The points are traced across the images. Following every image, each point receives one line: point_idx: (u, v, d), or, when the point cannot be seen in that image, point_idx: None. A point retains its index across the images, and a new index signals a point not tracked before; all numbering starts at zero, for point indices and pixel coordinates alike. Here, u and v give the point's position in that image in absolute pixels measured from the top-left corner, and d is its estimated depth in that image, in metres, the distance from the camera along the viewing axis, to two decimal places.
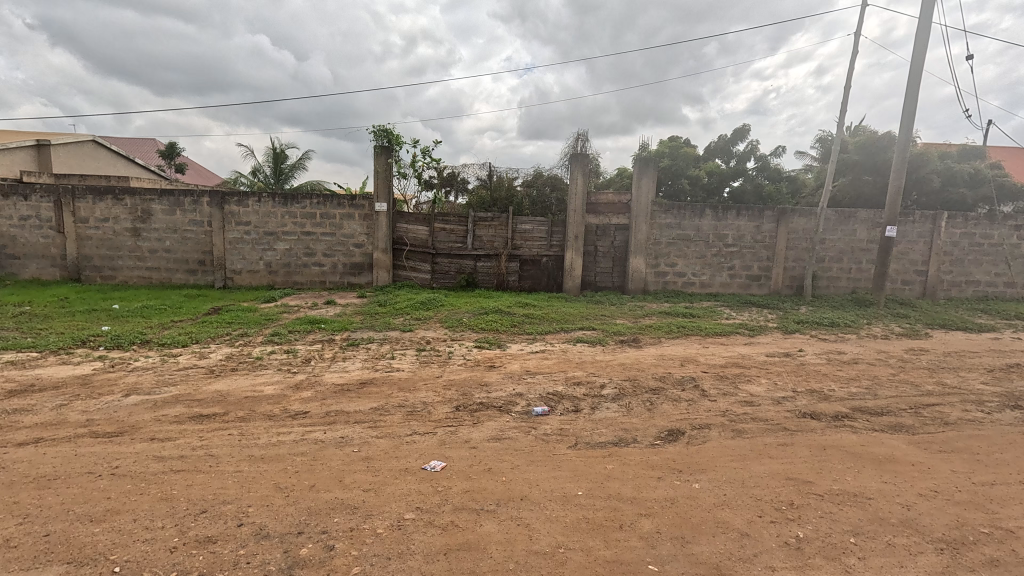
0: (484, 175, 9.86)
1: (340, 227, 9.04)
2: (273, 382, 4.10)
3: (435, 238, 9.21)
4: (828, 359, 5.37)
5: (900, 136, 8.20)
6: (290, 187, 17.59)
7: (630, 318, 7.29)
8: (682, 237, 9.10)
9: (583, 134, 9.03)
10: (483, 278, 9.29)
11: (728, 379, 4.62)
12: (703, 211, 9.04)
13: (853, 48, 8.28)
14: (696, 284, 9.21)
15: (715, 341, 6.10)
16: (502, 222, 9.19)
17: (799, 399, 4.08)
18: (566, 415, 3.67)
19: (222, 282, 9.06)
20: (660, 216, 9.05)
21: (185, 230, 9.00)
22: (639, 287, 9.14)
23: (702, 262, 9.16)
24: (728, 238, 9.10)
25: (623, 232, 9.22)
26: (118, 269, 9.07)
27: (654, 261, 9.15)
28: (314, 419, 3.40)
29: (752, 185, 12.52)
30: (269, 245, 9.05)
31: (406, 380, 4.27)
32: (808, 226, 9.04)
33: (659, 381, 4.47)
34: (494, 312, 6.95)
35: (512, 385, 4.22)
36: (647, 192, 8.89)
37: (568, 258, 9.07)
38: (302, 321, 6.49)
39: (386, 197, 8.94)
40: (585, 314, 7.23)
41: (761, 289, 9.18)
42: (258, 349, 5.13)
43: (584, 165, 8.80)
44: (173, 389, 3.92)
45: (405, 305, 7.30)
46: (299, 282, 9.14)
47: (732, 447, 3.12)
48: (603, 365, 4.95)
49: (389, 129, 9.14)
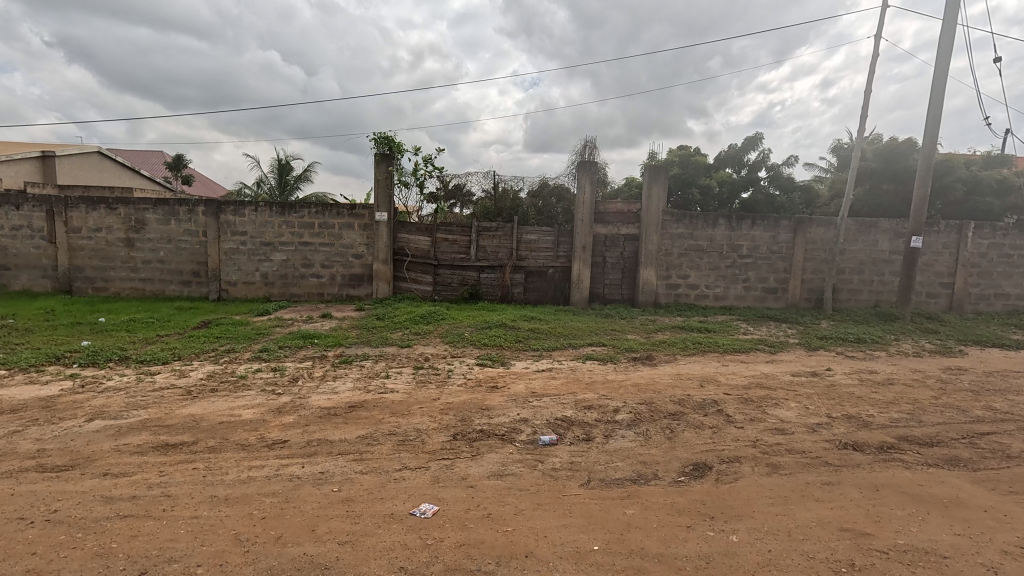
0: (488, 188, 9.35)
1: (339, 237, 8.73)
2: (253, 406, 3.73)
3: (438, 249, 8.88)
4: (860, 380, 4.95)
5: (925, 142, 7.80)
6: (294, 198, 17.39)
7: (642, 333, 6.88)
8: (694, 248, 8.72)
9: (591, 141, 8.69)
10: (487, 290, 8.93)
11: (754, 402, 4.20)
12: (717, 221, 8.66)
13: (874, 51, 7.94)
14: (709, 296, 8.80)
15: (735, 359, 5.68)
16: (507, 232, 8.86)
17: (836, 426, 3.67)
18: (576, 445, 3.27)
19: (217, 294, 8.76)
20: (672, 226, 8.68)
21: (179, 240, 8.71)
22: (650, 300, 8.74)
23: (715, 274, 8.75)
24: (743, 249, 8.70)
25: (633, 242, 8.85)
26: (110, 281, 8.79)
27: (665, 273, 8.76)
28: (292, 449, 3.02)
29: (765, 195, 12.13)
30: (266, 256, 8.75)
31: (399, 403, 3.88)
32: (828, 236, 8.63)
33: (678, 405, 4.06)
34: (498, 327, 6.57)
35: (517, 409, 3.82)
36: (658, 201, 8.54)
37: (576, 269, 8.71)
38: (294, 336, 6.13)
39: (386, 206, 8.63)
40: (594, 329, 6.83)
41: (778, 302, 8.75)
42: (242, 367, 4.77)
43: (592, 173, 8.47)
44: (141, 413, 3.55)
45: (404, 319, 6.94)
46: (296, 294, 8.82)
47: (770, 486, 2.71)
48: (615, 386, 4.55)
49: (390, 137, 8.88)
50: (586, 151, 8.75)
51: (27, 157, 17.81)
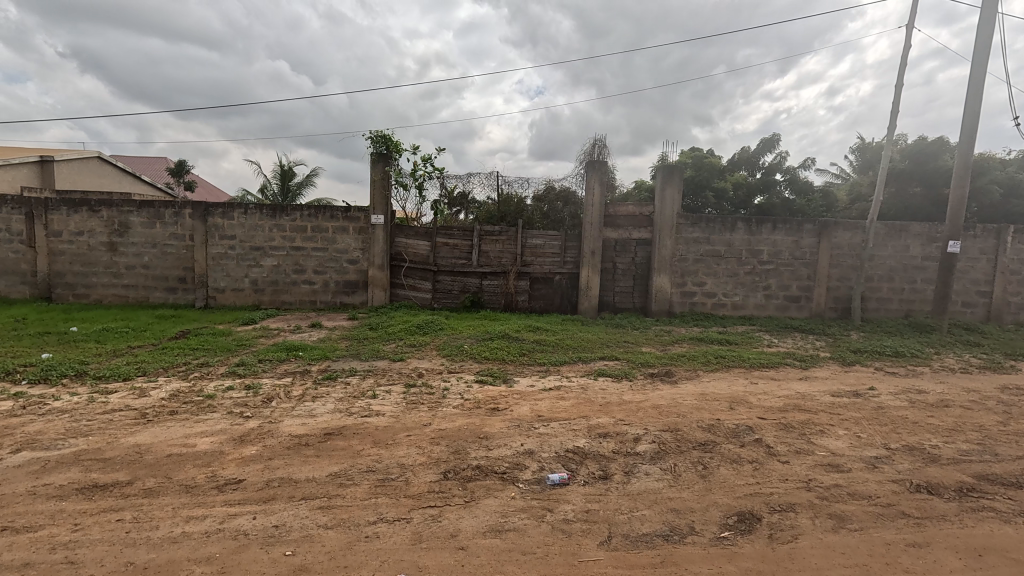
0: (490, 198, 8.85)
1: (333, 241, 8.24)
2: (212, 433, 3.19)
3: (437, 254, 8.38)
4: (910, 401, 4.35)
5: (962, 138, 7.22)
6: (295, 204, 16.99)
7: (657, 345, 6.31)
8: (711, 253, 8.16)
9: (600, 139, 8.16)
10: (490, 298, 8.40)
11: (795, 429, 3.63)
12: (735, 225, 8.10)
13: (904, 42, 7.40)
14: (727, 305, 8.22)
15: (763, 375, 5.10)
16: (511, 236, 8.36)
17: (900, 462, 3.09)
18: (592, 486, 2.72)
19: (203, 301, 8.27)
20: (687, 230, 8.13)
21: (164, 244, 8.24)
22: (664, 309, 8.17)
23: (734, 282, 8.18)
24: (764, 254, 8.13)
25: (645, 247, 8.31)
26: (91, 287, 8.32)
27: (680, 280, 8.20)
28: (246, 493, 2.47)
29: (783, 198, 11.56)
30: (256, 261, 8.26)
31: (383, 430, 3.34)
32: (854, 241, 8.05)
33: (707, 433, 3.50)
34: (500, 339, 6.01)
35: (521, 438, 3.27)
36: (672, 203, 8.03)
37: (584, 276, 8.17)
38: (278, 348, 5.61)
39: (383, 208, 8.13)
40: (604, 341, 6.27)
41: (801, 311, 8.17)
42: (212, 385, 4.24)
43: (602, 173, 7.96)
44: (79, 442, 3.02)
45: (399, 329, 6.40)
46: (286, 302, 8.32)
47: (841, 549, 2.14)
48: (632, 408, 3.98)
49: (388, 136, 8.07)
50: (595, 150, 8.21)
51: (28, 163, 17.50)
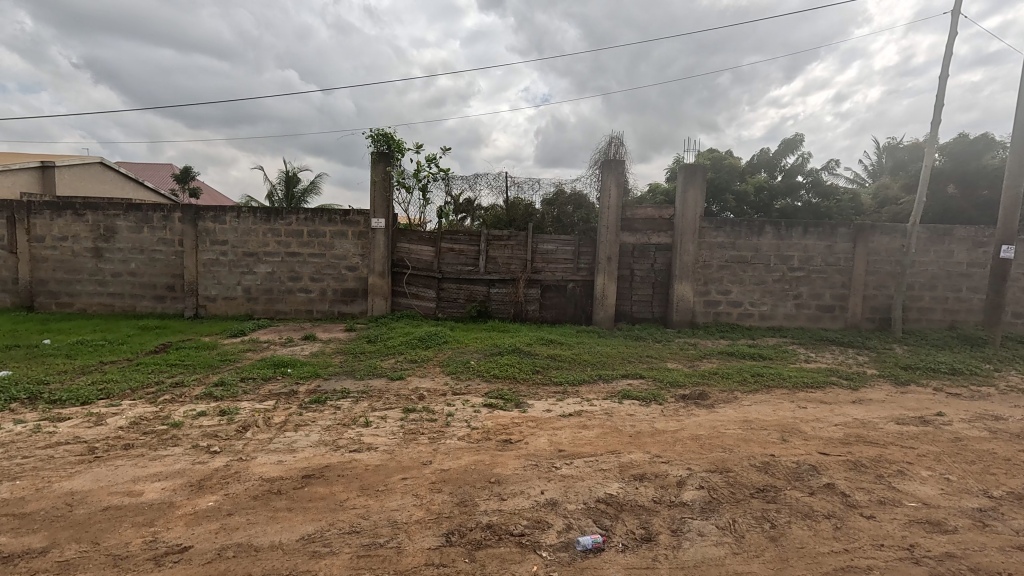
0: (496, 204, 8.18)
1: (331, 246, 7.71)
2: (166, 477, 2.63)
3: (442, 260, 7.83)
4: (992, 431, 3.71)
5: (1016, 132, 6.59)
6: (298, 209, 16.56)
7: (683, 361, 5.71)
8: (737, 260, 7.56)
9: (616, 137, 7.59)
10: (498, 307, 7.85)
11: (869, 470, 3.01)
12: (763, 228, 7.50)
13: (950, 29, 6.79)
14: (754, 315, 7.61)
15: (810, 397, 4.47)
16: (520, 241, 7.82)
17: (1013, 517, 2.48)
18: (635, 554, 2.13)
19: (193, 310, 7.76)
20: (710, 234, 7.54)
21: (152, 250, 7.75)
22: (686, 319, 7.57)
23: (761, 290, 7.58)
24: (794, 260, 7.52)
25: (665, 253, 7.72)
26: (76, 295, 7.84)
27: (703, 288, 7.61)
28: (188, 570, 1.90)
29: (808, 202, 10.93)
30: (249, 268, 7.76)
31: (375, 472, 2.77)
32: (893, 246, 7.44)
33: (765, 474, 2.90)
34: (511, 354, 5.44)
35: (540, 483, 2.68)
36: (694, 205, 7.45)
37: (599, 284, 7.60)
38: (265, 364, 5.06)
39: (385, 211, 7.61)
40: (625, 356, 5.67)
41: (835, 322, 7.55)
42: (181, 410, 3.68)
43: (618, 172, 7.39)
44: (1, 489, 2.47)
45: (400, 342, 5.85)
46: (281, 311, 7.80)
47: None
48: (669, 440, 3.39)
49: (390, 134, 7.53)
50: (611, 148, 7.62)
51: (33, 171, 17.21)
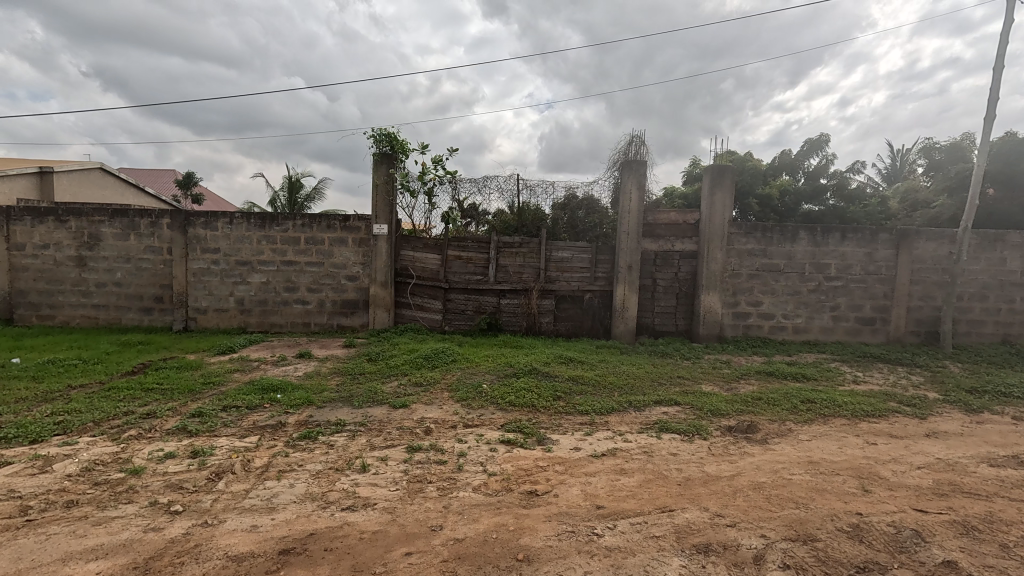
0: (504, 208, 7.57)
1: (330, 255, 7.18)
2: (106, 556, 2.07)
3: (449, 269, 7.28)
4: None
5: None
6: (300, 215, 16.07)
7: (719, 383, 5.12)
8: (769, 268, 6.97)
9: (637, 135, 7.04)
10: (509, 319, 7.29)
11: (987, 536, 2.41)
12: (797, 234, 6.91)
13: (1007, 15, 6.19)
14: (787, 328, 7.02)
15: (875, 429, 3.86)
16: (533, 249, 7.27)
17: None
18: None
19: (182, 323, 7.23)
20: (739, 240, 6.96)
21: (139, 259, 7.24)
22: (714, 332, 6.98)
23: (795, 301, 6.99)
24: (831, 268, 6.92)
25: (690, 261, 7.14)
26: (58, 307, 7.33)
27: (731, 298, 7.02)
28: None
29: (834, 208, 10.29)
30: (242, 277, 7.24)
31: (372, 544, 2.20)
32: (939, 253, 6.83)
33: (861, 545, 2.31)
34: (527, 375, 4.86)
35: (582, 563, 2.10)
36: (722, 209, 6.88)
37: (619, 295, 7.03)
38: (252, 388, 4.50)
39: (388, 217, 7.07)
40: (654, 378, 5.08)
41: (876, 337, 6.94)
42: (145, 451, 3.12)
43: (639, 173, 6.85)
44: None
45: (403, 361, 5.28)
46: (276, 324, 7.26)
47: None
48: (728, 492, 2.80)
49: (393, 134, 7.03)
50: (632, 147, 7.05)
51: (33, 178, 16.89)
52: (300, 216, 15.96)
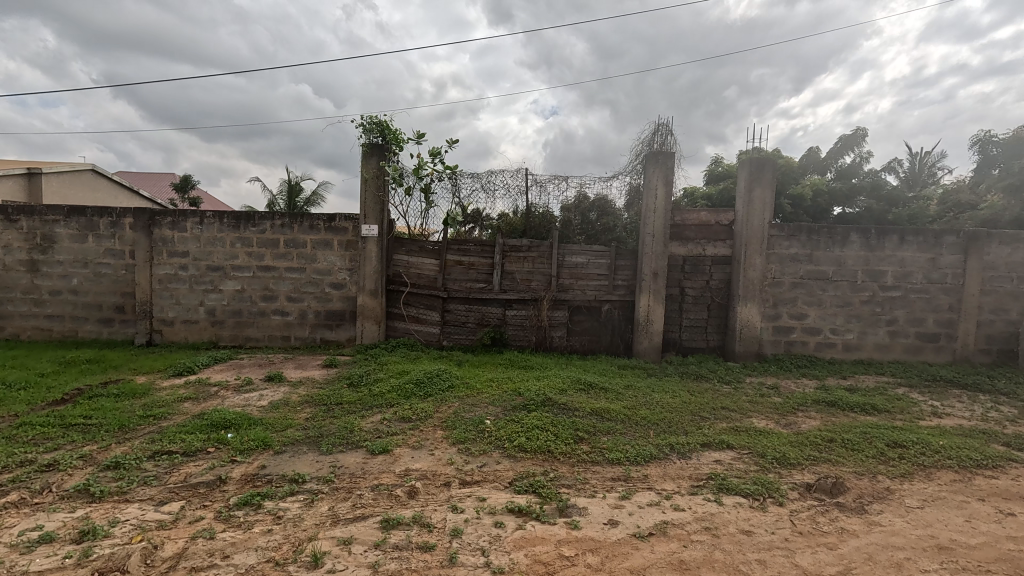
0: (510, 208, 6.69)
1: (313, 259, 6.33)
2: None
3: (448, 275, 6.42)
4: None
5: None
6: (297, 214, 15.27)
7: (774, 416, 4.20)
8: (815, 276, 6.06)
9: (664, 124, 6.16)
10: (516, 333, 6.41)
11: None
12: (848, 236, 6.00)
13: None
14: (836, 345, 6.10)
15: (1000, 490, 2.94)
16: (543, 253, 6.39)
17: None
18: None
19: (145, 337, 6.38)
20: (781, 243, 6.05)
21: (98, 263, 6.41)
22: (752, 349, 6.07)
23: (846, 314, 6.07)
24: (887, 276, 6.00)
25: (723, 267, 6.24)
26: (7, 318, 6.50)
27: (772, 310, 6.11)
28: None
29: (873, 208, 9.28)
30: (214, 285, 6.39)
31: None
32: (1015, 259, 5.90)
33: None
34: (539, 408, 3.96)
35: None
36: (762, 208, 5.98)
37: (642, 306, 6.14)
38: (198, 425, 3.61)
39: (379, 217, 6.21)
40: (694, 411, 4.17)
41: (940, 355, 6.01)
42: (11, 535, 2.23)
43: (666, 166, 5.98)
44: None
45: (390, 387, 4.39)
46: (252, 338, 6.40)
47: None
48: None
49: (385, 122, 6.13)
50: (658, 137, 6.17)
51: (21, 181, 16.15)
52: (297, 215, 15.15)
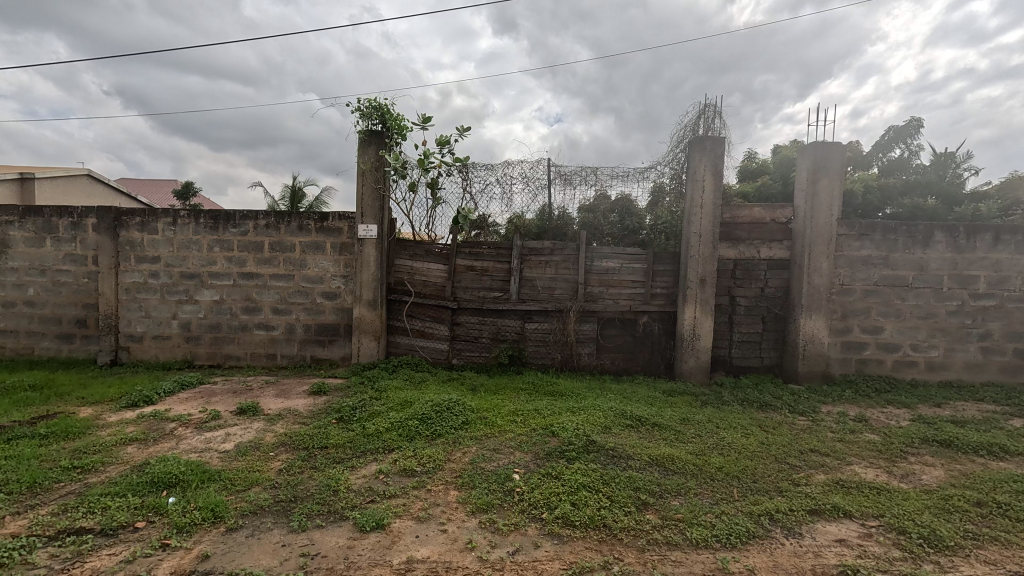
0: (529, 205, 5.79)
1: (302, 265, 5.47)
2: None
3: (458, 283, 5.54)
4: None
5: None
6: (298, 210, 14.46)
7: (881, 463, 3.26)
8: (892, 282, 5.13)
9: (711, 105, 5.26)
10: (536, 349, 5.51)
11: None
12: (932, 235, 5.06)
13: None
14: (917, 363, 5.16)
15: None
16: (569, 257, 5.50)
17: None
18: None
19: (110, 356, 5.53)
20: (850, 244, 5.13)
21: (56, 271, 5.58)
22: (817, 369, 5.14)
23: (930, 327, 5.13)
24: (979, 283, 5.06)
25: (781, 273, 5.32)
26: None
27: (840, 323, 5.18)
28: None
29: (936, 202, 8.15)
30: (189, 295, 5.53)
31: None
32: None
33: None
34: (581, 455, 3.04)
35: None
36: (830, 202, 5.05)
37: (686, 317, 5.23)
38: (132, 484, 2.72)
39: (378, 215, 5.34)
40: (779, 457, 3.24)
41: None
42: None
43: (715, 154, 5.08)
44: None
45: (389, 424, 3.49)
46: (232, 357, 5.55)
47: None
48: None
49: (385, 106, 5.27)
50: (703, 121, 5.28)
51: (15, 185, 15.51)
52: (299, 210, 14.33)
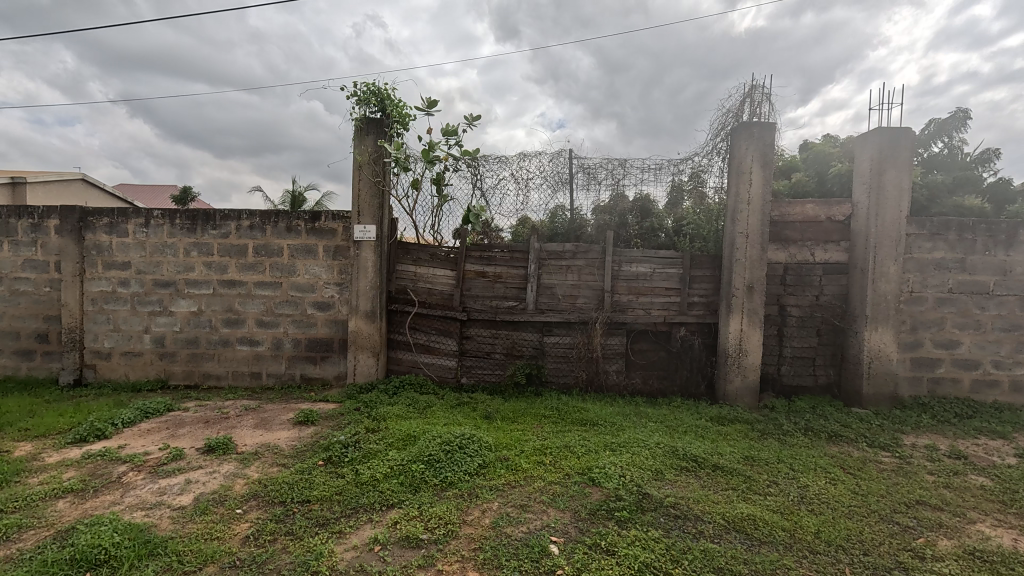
0: (548, 202, 5.12)
1: (291, 272, 4.82)
2: None
3: (468, 291, 4.87)
4: None
5: None
6: (298, 209, 13.85)
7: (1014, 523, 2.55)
8: (970, 289, 4.44)
9: (758, 85, 4.60)
10: (557, 366, 4.83)
11: None
12: (1017, 234, 4.38)
13: None
14: (1000, 382, 4.46)
15: None
16: (594, 261, 4.82)
17: None
18: None
19: (73, 375, 4.87)
20: (921, 244, 4.45)
21: (15, 278, 4.94)
22: (884, 390, 4.43)
23: (1015, 341, 4.43)
24: None
25: (838, 279, 4.64)
26: None
27: (909, 337, 4.50)
28: None
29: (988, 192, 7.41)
30: (164, 306, 4.88)
31: None
32: None
33: None
34: (635, 516, 2.35)
35: None
36: (899, 196, 4.35)
37: (731, 330, 4.55)
38: (44, 565, 2.04)
39: (376, 214, 4.69)
40: (884, 515, 2.53)
41: None
42: None
43: (764, 141, 4.41)
44: None
45: (388, 470, 2.80)
46: (212, 376, 4.89)
47: None
48: None
49: (385, 89, 4.62)
50: (749, 104, 4.62)
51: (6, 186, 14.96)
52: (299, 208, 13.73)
